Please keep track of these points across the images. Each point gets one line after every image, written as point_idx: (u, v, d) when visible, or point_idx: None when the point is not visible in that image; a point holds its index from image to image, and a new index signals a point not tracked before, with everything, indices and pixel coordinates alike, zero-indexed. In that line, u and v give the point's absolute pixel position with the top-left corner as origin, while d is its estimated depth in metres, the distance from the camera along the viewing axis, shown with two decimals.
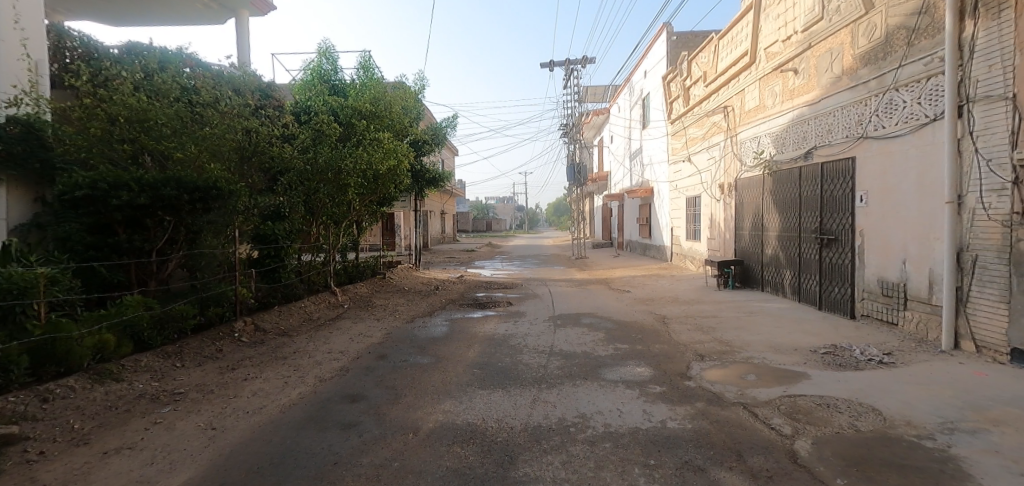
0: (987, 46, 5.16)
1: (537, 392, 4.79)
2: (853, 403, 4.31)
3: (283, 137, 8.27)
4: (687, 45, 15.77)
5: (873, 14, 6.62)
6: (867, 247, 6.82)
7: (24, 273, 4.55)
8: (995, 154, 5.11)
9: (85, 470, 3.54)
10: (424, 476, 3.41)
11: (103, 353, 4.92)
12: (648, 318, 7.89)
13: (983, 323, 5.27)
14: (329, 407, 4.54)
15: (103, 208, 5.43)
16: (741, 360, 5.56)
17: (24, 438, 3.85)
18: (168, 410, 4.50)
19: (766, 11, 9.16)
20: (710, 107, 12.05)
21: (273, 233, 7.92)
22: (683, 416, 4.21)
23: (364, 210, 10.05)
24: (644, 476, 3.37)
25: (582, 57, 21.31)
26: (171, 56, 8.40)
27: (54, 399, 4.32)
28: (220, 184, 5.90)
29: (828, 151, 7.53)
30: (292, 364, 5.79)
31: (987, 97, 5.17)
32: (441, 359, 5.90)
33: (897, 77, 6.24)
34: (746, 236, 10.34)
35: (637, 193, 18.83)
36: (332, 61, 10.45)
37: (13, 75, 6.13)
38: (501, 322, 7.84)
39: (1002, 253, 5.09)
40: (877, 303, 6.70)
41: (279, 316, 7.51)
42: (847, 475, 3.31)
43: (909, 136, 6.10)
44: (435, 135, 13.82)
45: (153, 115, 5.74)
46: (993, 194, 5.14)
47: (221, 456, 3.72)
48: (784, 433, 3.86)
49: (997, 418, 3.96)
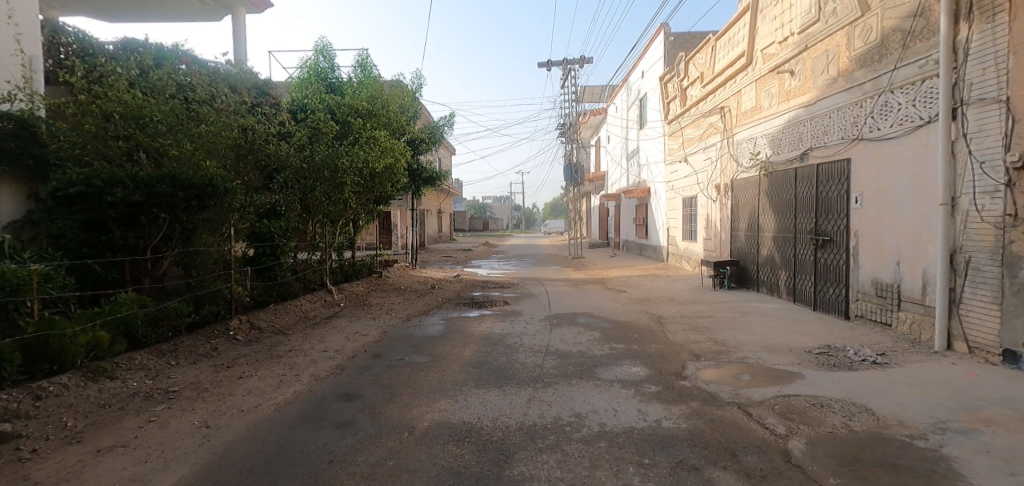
0: (981, 50, 5.19)
1: (532, 392, 4.79)
2: (846, 403, 4.33)
3: (280, 135, 8.26)
4: (684, 46, 15.82)
5: (869, 16, 6.66)
6: (862, 248, 6.85)
7: (17, 270, 4.53)
8: (988, 156, 5.14)
9: (79, 468, 3.53)
10: (419, 475, 3.41)
11: (96, 351, 4.91)
12: (644, 318, 7.90)
13: (976, 324, 5.30)
14: (324, 406, 4.53)
15: (97, 205, 5.40)
16: (736, 360, 5.58)
17: (17, 436, 3.83)
18: (162, 408, 4.48)
19: (763, 12, 9.20)
20: (707, 108, 12.08)
21: (269, 232, 7.86)
22: (677, 416, 4.22)
23: (361, 208, 10.05)
24: (638, 475, 3.38)
25: (580, 57, 21.33)
26: (167, 52, 8.36)
27: (47, 397, 4.31)
28: (216, 181, 5.87)
29: (824, 152, 7.55)
30: (287, 363, 5.77)
31: (981, 100, 5.20)
32: (437, 358, 5.91)
33: (892, 79, 6.28)
34: (742, 236, 10.37)
35: (634, 193, 18.82)
36: (329, 59, 10.47)
37: (6, 71, 6.08)
38: (497, 322, 7.83)
39: (995, 255, 5.12)
40: (871, 304, 6.73)
41: (274, 315, 7.49)
42: (840, 475, 3.32)
43: (903, 138, 6.13)
44: (432, 134, 13.86)
45: (148, 112, 5.73)
46: (987, 197, 5.17)
47: (215, 455, 3.72)
48: (778, 433, 3.87)
49: (988, 419, 3.99)
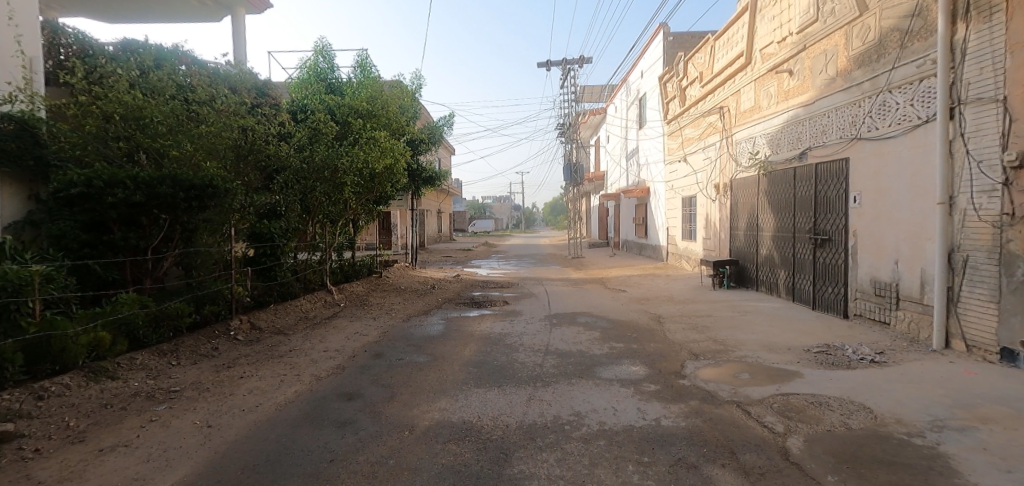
0: (978, 50, 5.21)
1: (532, 390, 4.81)
2: (844, 401, 4.35)
3: (280, 135, 8.29)
4: (683, 45, 15.87)
5: (867, 16, 6.68)
6: (861, 248, 6.87)
7: (19, 270, 4.55)
8: (986, 155, 5.16)
9: (82, 467, 3.55)
10: (420, 473, 3.44)
11: (98, 351, 4.93)
12: (644, 317, 7.93)
13: (973, 323, 5.33)
14: (326, 406, 4.55)
15: (98, 206, 5.42)
16: (735, 359, 5.60)
17: (20, 436, 3.86)
18: (163, 408, 4.50)
19: (762, 12, 9.21)
20: (707, 107, 12.08)
21: (269, 232, 7.91)
22: (676, 414, 4.24)
23: (361, 208, 10.04)
24: (637, 473, 3.40)
25: (579, 57, 21.37)
26: (167, 53, 8.36)
27: (49, 397, 4.34)
28: (216, 182, 5.86)
29: (823, 151, 7.57)
30: (288, 362, 5.80)
31: (978, 99, 5.21)
32: (437, 357, 5.93)
33: (890, 79, 6.30)
34: (741, 235, 10.42)
35: (633, 193, 18.83)
36: (328, 59, 10.51)
37: (7, 73, 6.11)
38: (497, 321, 7.84)
39: (992, 254, 5.14)
40: (869, 303, 6.76)
41: (274, 315, 7.51)
42: (838, 472, 3.35)
43: (901, 137, 6.15)
44: (433, 133, 13.94)
45: (148, 113, 5.77)
46: (984, 195, 5.19)
47: (217, 454, 3.74)
48: (776, 431, 3.90)
49: (986, 416, 4.01)
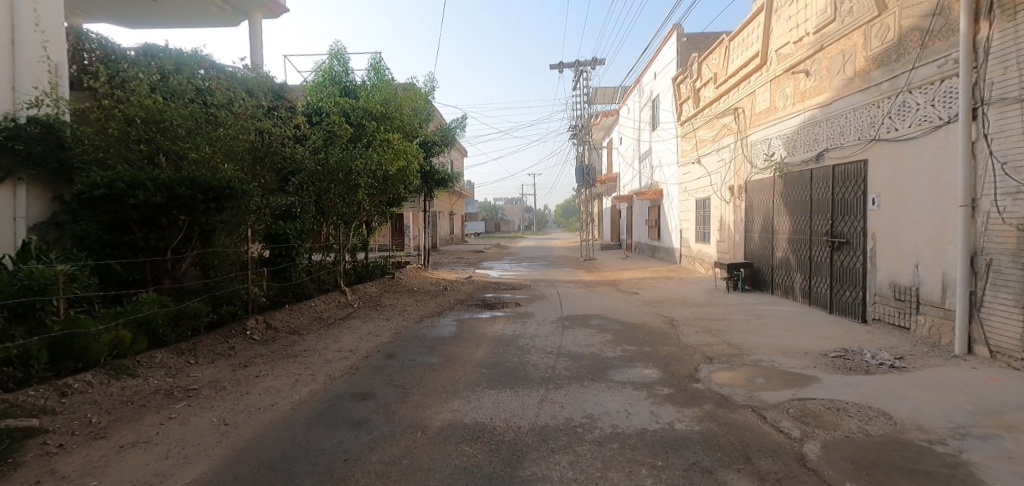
0: (1002, 49, 5.13)
1: (544, 392, 4.81)
2: (863, 407, 4.29)
3: (296, 137, 8.40)
4: (698, 46, 15.75)
5: (886, 16, 6.60)
6: (880, 251, 6.78)
7: (44, 270, 4.66)
8: (1010, 157, 5.06)
9: (102, 463, 3.60)
10: (433, 474, 3.45)
11: (119, 349, 5.00)
12: (657, 320, 7.89)
13: (996, 328, 5.22)
14: (339, 406, 4.58)
15: (119, 207, 5.50)
16: (750, 363, 5.55)
17: (45, 432, 3.93)
18: (182, 405, 4.56)
19: (778, 12, 9.14)
20: (721, 108, 12.00)
21: (284, 233, 7.98)
22: (690, 418, 4.21)
23: (375, 210, 10.10)
24: (651, 477, 3.38)
25: (592, 59, 21.35)
26: (187, 58, 8.49)
27: (73, 394, 4.41)
28: (233, 184, 5.96)
29: (840, 153, 7.49)
30: (301, 362, 5.85)
31: (1002, 100, 5.12)
32: (449, 358, 5.95)
33: (910, 80, 6.21)
34: (756, 238, 10.31)
35: (647, 195, 18.73)
36: (343, 62, 10.59)
37: (34, 78, 6.25)
38: (509, 323, 7.86)
39: (1017, 257, 5.03)
40: (889, 307, 6.66)
41: (289, 315, 7.57)
42: (855, 479, 3.30)
43: (921, 139, 6.07)
44: (445, 135, 14.01)
45: (169, 116, 5.87)
46: (1008, 198, 5.09)
47: (234, 452, 3.78)
48: (793, 436, 3.85)
49: (1010, 424, 3.93)
